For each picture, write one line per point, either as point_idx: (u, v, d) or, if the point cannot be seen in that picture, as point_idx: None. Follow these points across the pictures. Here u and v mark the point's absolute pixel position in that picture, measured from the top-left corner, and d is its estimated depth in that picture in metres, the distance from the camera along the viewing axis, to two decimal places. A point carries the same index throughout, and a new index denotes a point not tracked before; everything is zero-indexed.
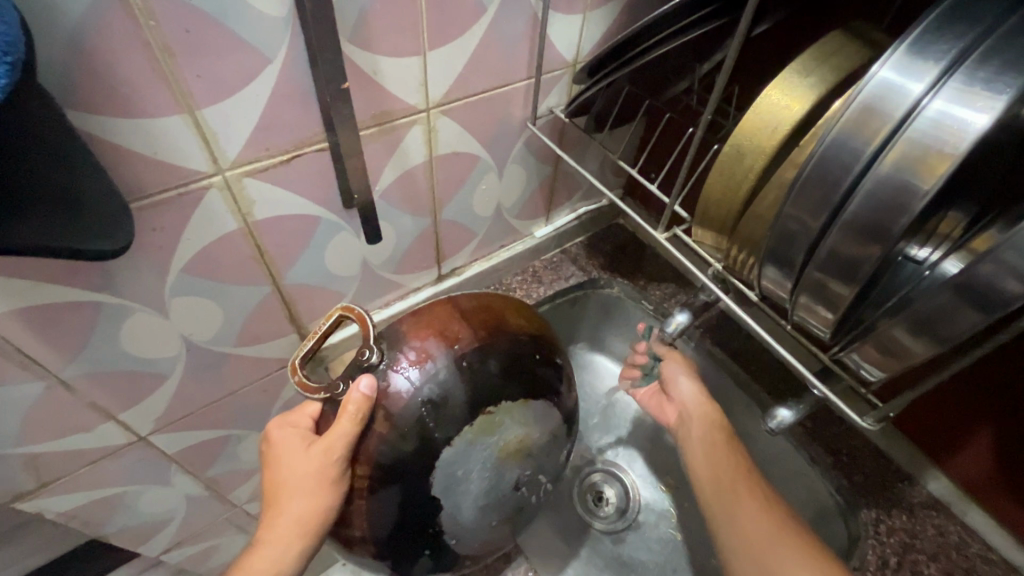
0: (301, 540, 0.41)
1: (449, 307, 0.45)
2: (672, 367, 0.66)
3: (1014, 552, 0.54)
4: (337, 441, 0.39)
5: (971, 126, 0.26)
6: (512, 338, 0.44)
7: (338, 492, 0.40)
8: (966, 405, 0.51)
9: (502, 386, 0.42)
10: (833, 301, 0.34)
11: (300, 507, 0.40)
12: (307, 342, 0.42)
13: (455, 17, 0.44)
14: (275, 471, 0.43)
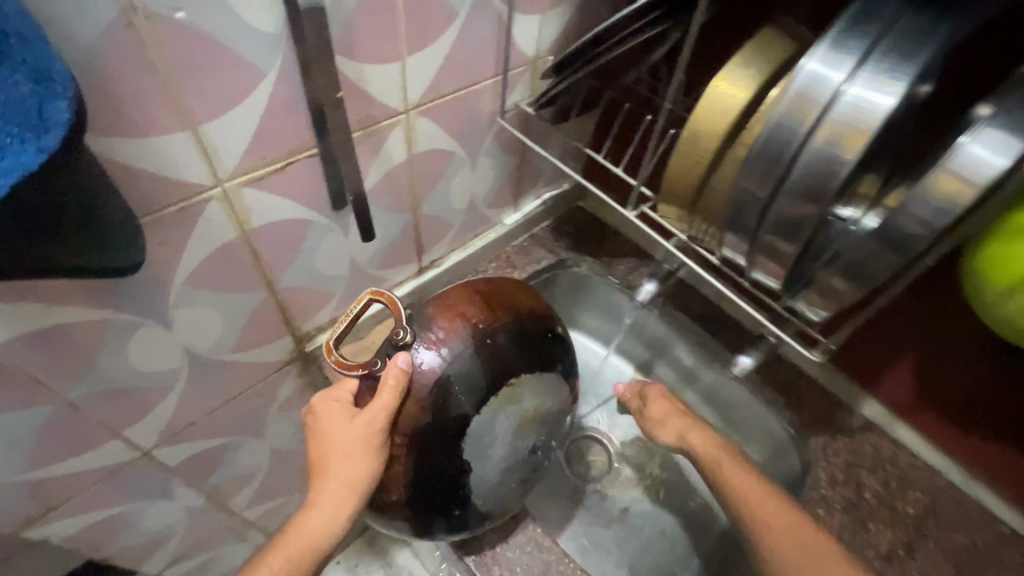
0: (345, 505, 0.46)
1: (468, 289, 0.49)
2: (647, 420, 0.66)
3: (933, 456, 0.65)
4: (377, 413, 0.44)
5: (880, 105, 0.33)
6: (525, 315, 0.49)
7: (380, 459, 0.45)
8: (890, 338, 0.60)
9: (514, 358, 0.47)
10: (782, 257, 0.40)
11: (345, 475, 0.45)
12: (340, 325, 0.46)
13: (430, 23, 0.47)
14: (319, 443, 0.47)
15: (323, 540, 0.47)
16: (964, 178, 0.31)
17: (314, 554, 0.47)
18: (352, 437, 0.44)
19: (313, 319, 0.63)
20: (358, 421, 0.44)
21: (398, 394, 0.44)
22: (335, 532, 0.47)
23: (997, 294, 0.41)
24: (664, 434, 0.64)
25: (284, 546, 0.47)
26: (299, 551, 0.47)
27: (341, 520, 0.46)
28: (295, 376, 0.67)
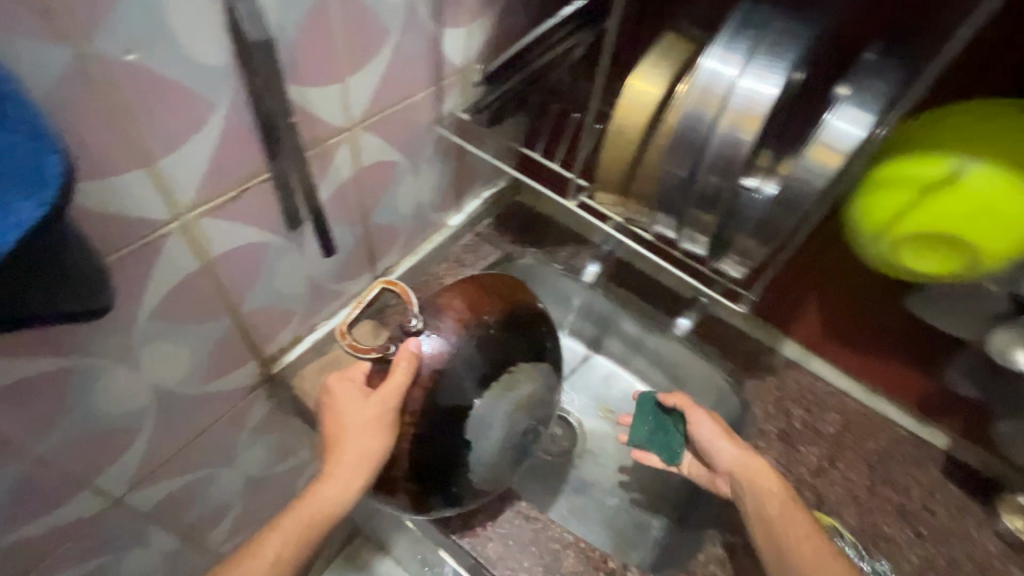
0: (355, 476, 0.51)
1: (476, 284, 0.58)
2: (706, 425, 0.64)
3: (843, 382, 0.76)
4: (390, 393, 0.50)
5: (766, 94, 0.39)
6: (523, 309, 0.58)
7: (390, 436, 0.51)
8: (797, 285, 0.71)
9: (512, 348, 0.55)
10: (704, 227, 0.46)
11: (358, 449, 0.50)
12: (353, 311, 0.52)
13: (367, 43, 0.50)
14: (334, 419, 0.53)
15: (331, 510, 0.52)
16: (834, 148, 0.38)
17: (321, 523, 0.52)
18: (367, 413, 0.50)
19: (275, 340, 0.63)
20: (373, 399, 0.51)
21: (411, 374, 0.51)
22: (343, 506, 0.52)
23: (869, 235, 0.50)
24: (721, 442, 0.62)
25: (292, 516, 0.52)
26: (307, 521, 0.52)
27: (351, 494, 0.51)
28: (263, 400, 0.67)
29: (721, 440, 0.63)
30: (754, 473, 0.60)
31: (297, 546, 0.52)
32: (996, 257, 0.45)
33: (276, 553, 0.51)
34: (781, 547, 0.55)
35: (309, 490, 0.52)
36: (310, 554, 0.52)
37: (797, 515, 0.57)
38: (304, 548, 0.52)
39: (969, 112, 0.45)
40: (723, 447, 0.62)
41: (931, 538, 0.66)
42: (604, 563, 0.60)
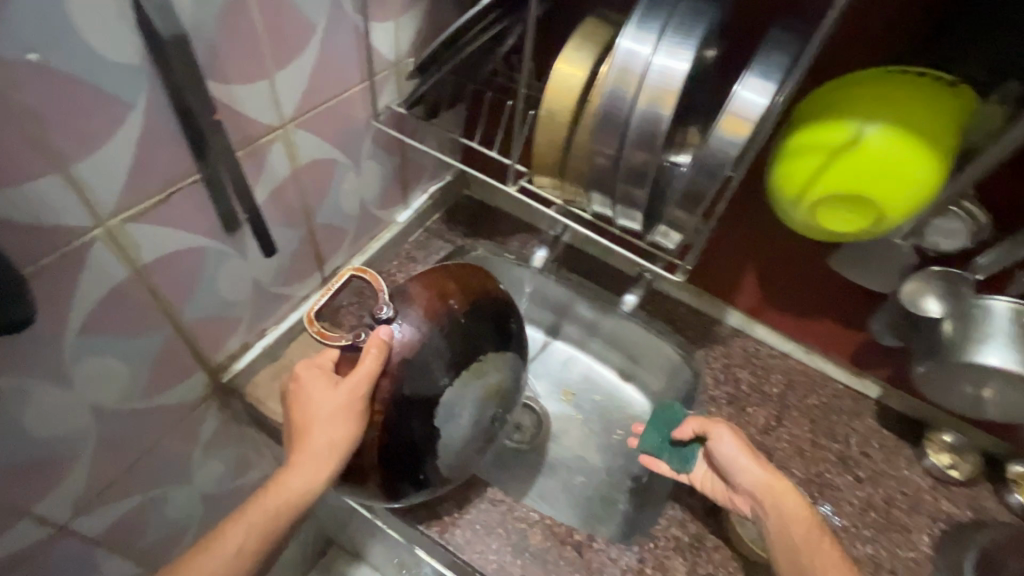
0: (322, 464, 0.51)
1: (442, 273, 0.59)
2: (730, 441, 0.59)
3: (785, 344, 0.81)
4: (359, 381, 0.50)
5: (678, 70, 0.41)
6: (492, 298, 0.60)
7: (358, 425, 0.52)
8: (733, 256, 0.74)
9: (481, 337, 0.57)
10: (634, 202, 0.49)
11: (327, 438, 0.51)
12: (321, 298, 0.53)
13: (291, 39, 0.49)
14: (303, 406, 0.53)
15: (298, 499, 0.52)
16: (743, 118, 0.40)
17: (286, 513, 0.52)
18: (335, 403, 0.50)
19: (223, 349, 0.62)
20: (341, 387, 0.51)
21: (379, 362, 0.51)
22: (310, 494, 0.52)
23: (790, 201, 0.53)
24: (749, 462, 0.57)
25: (257, 506, 0.52)
26: (272, 511, 0.52)
27: (319, 481, 0.51)
28: (214, 412, 0.65)
29: (747, 458, 0.58)
30: (786, 497, 0.55)
31: (262, 537, 0.51)
32: (899, 214, 0.50)
33: (240, 545, 0.51)
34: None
35: (277, 480, 0.52)
36: (273, 545, 0.52)
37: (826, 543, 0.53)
38: (268, 539, 0.52)
39: (868, 81, 0.48)
40: (749, 469, 0.57)
41: (871, 482, 0.70)
42: (570, 537, 0.61)
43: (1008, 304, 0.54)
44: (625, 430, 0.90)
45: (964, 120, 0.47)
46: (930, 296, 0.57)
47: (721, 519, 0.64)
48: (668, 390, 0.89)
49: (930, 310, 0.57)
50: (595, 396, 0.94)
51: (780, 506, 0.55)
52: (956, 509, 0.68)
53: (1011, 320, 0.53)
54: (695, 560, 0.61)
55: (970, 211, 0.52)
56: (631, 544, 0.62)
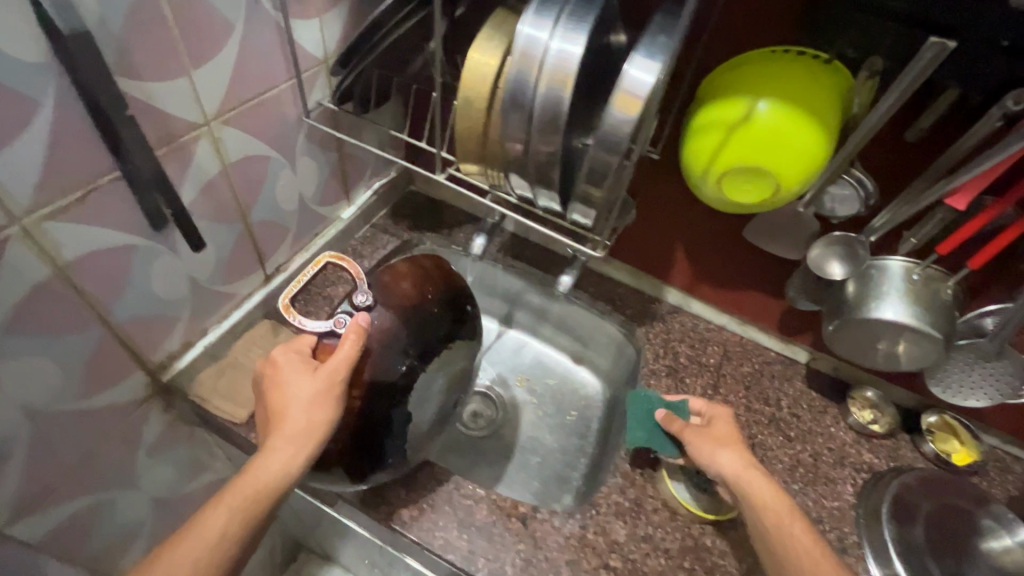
0: (298, 446, 0.53)
1: (414, 266, 0.68)
2: (704, 442, 0.62)
3: (719, 318, 0.85)
4: (340, 362, 0.56)
5: (574, 53, 0.44)
6: (450, 288, 0.70)
7: (336, 406, 0.56)
8: (664, 234, 0.79)
9: (442, 323, 0.68)
10: (548, 182, 0.52)
11: (304, 420, 0.54)
12: (292, 285, 0.59)
13: (208, 36, 0.50)
14: (278, 391, 0.56)
15: (275, 482, 0.52)
16: (634, 95, 0.43)
17: (263, 497, 0.51)
18: (315, 385, 0.55)
19: (162, 348, 0.62)
20: (321, 369, 0.56)
21: (358, 346, 0.57)
22: (283, 482, 0.53)
23: (699, 176, 0.57)
24: (722, 452, 0.61)
25: (231, 491, 0.51)
26: (248, 496, 0.51)
27: (293, 467, 0.53)
28: (158, 413, 0.65)
29: (721, 449, 0.61)
30: (754, 480, 0.58)
31: (239, 524, 0.50)
32: (792, 181, 0.53)
33: (220, 532, 0.50)
34: (777, 554, 0.53)
35: (251, 464, 0.53)
36: (252, 533, 0.51)
37: (800, 521, 0.55)
38: (247, 530, 0.51)
39: (757, 61, 0.53)
40: (724, 459, 0.60)
41: (799, 439, 0.75)
42: (515, 509, 0.64)
43: (901, 264, 0.59)
44: (578, 412, 0.93)
45: (841, 93, 0.51)
46: (833, 260, 0.61)
47: (660, 483, 0.67)
48: (615, 370, 0.92)
49: (834, 273, 0.61)
50: (549, 380, 0.97)
51: (752, 491, 0.57)
52: (876, 459, 0.74)
53: (902, 278, 0.58)
54: (635, 522, 0.64)
55: (858, 178, 0.56)
56: (575, 512, 0.65)
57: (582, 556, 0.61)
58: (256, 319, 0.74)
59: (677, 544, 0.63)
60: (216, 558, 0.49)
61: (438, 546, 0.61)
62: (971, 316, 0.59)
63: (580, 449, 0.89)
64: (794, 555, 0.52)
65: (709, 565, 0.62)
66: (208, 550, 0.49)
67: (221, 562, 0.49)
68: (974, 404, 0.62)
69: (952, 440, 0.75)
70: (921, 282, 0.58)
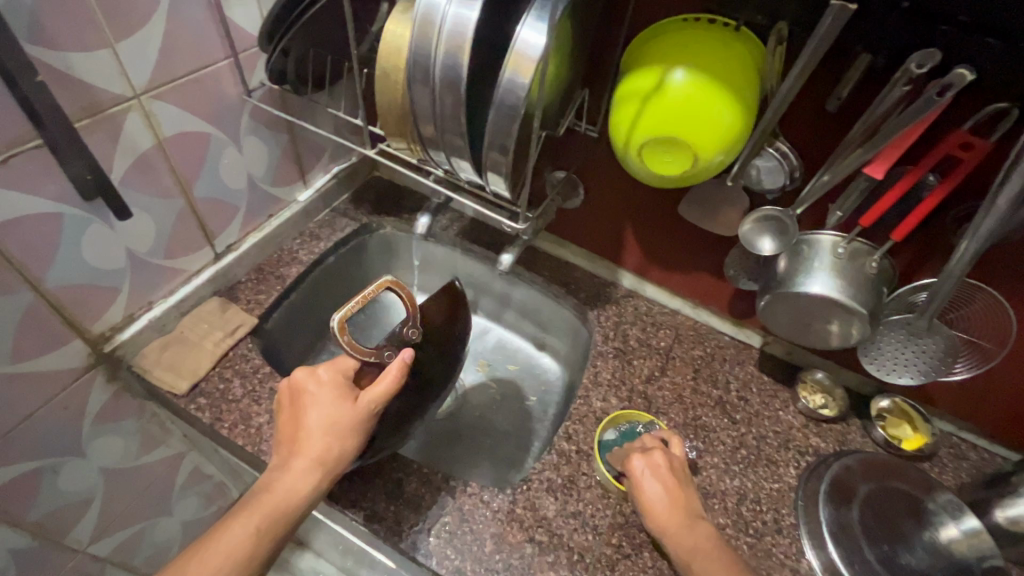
0: (322, 472, 0.55)
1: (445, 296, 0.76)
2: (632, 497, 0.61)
3: (673, 301, 0.85)
4: (378, 398, 0.58)
5: (470, 18, 0.45)
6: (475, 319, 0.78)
7: (362, 435, 0.58)
8: (611, 214, 0.79)
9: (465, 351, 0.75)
10: (459, 151, 0.52)
11: (325, 446, 0.55)
12: (354, 303, 0.57)
13: (131, 11, 0.52)
14: (310, 409, 0.56)
15: (294, 504, 0.53)
16: (525, 58, 0.44)
17: (285, 516, 0.52)
18: (344, 414, 0.56)
19: (102, 319, 0.64)
20: (361, 401, 0.57)
21: (399, 383, 0.59)
22: (301, 505, 0.53)
23: (621, 149, 0.56)
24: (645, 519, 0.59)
25: (257, 508, 0.52)
26: (273, 513, 0.52)
27: (311, 490, 0.54)
28: (102, 383, 0.67)
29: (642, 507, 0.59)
30: (676, 541, 0.56)
31: (264, 540, 0.52)
32: (708, 153, 0.52)
33: (243, 550, 0.51)
34: None
35: (272, 482, 0.53)
36: (273, 547, 0.53)
37: (720, 569, 0.53)
38: (267, 544, 0.52)
39: (673, 29, 0.53)
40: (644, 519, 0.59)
41: (745, 422, 0.74)
42: (444, 483, 0.65)
43: (830, 238, 0.58)
44: (537, 397, 0.93)
45: (754, 59, 0.51)
46: (764, 235, 0.60)
47: (594, 461, 0.67)
48: (573, 355, 0.91)
49: (763, 248, 0.60)
50: (510, 365, 0.97)
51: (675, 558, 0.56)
52: (823, 443, 0.72)
53: (829, 253, 0.58)
54: (565, 499, 0.64)
55: (783, 151, 0.56)
56: (506, 488, 0.65)
57: (508, 530, 0.61)
58: (202, 296, 0.76)
59: (606, 521, 0.63)
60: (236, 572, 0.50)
61: (363, 515, 0.62)
62: (904, 292, 0.58)
63: (535, 433, 0.89)
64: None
65: (638, 542, 0.61)
66: (232, 564, 0.50)
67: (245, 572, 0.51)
68: (906, 381, 0.62)
69: (904, 426, 0.74)
70: (847, 256, 0.57)
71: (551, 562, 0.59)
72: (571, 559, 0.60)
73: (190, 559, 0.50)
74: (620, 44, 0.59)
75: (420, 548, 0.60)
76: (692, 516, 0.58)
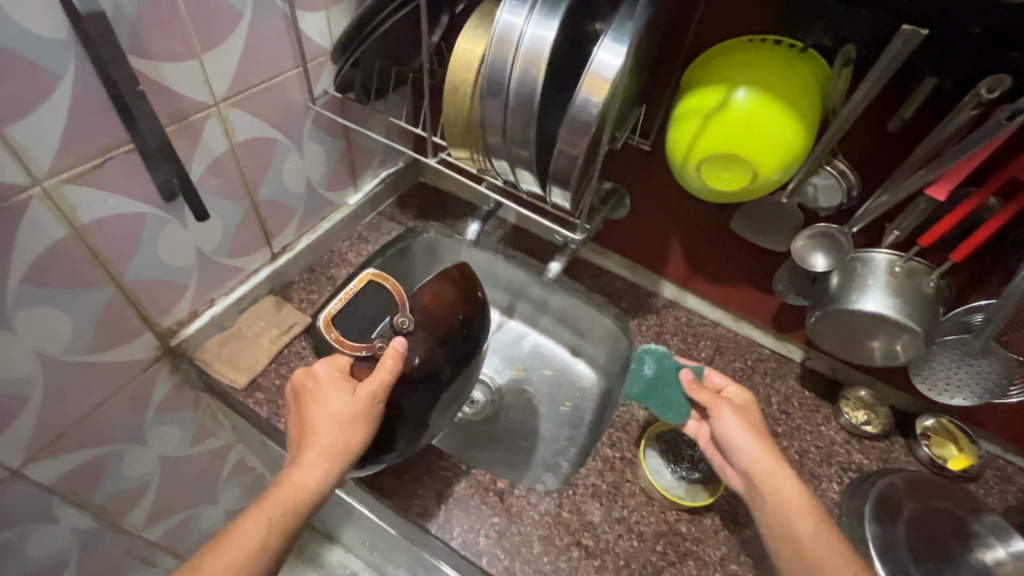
0: (332, 464, 0.55)
1: (450, 279, 0.69)
2: (731, 423, 0.59)
3: (714, 313, 0.85)
4: (378, 387, 0.58)
5: (546, 38, 0.47)
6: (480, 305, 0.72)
7: (369, 425, 0.58)
8: (657, 224, 0.80)
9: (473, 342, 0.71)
10: (525, 163, 0.54)
11: (330, 439, 0.55)
12: (335, 303, 0.59)
13: (218, 24, 0.55)
14: (313, 406, 0.57)
15: (306, 497, 0.54)
16: (601, 78, 0.45)
17: (294, 511, 0.54)
18: (347, 407, 0.56)
19: (170, 313, 0.67)
20: (360, 392, 0.57)
21: (395, 373, 0.59)
22: (312, 496, 0.54)
23: (679, 163, 0.57)
24: (749, 441, 0.58)
25: (267, 503, 0.53)
26: (282, 509, 0.53)
27: (322, 483, 0.55)
28: (166, 374, 0.70)
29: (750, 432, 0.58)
30: (782, 472, 0.55)
31: (274, 535, 0.53)
32: (769, 168, 0.52)
33: (257, 545, 0.52)
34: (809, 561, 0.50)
35: (283, 478, 0.54)
36: (285, 543, 0.54)
37: (824, 522, 0.53)
38: (281, 537, 0.53)
39: (735, 49, 0.54)
40: (746, 448, 0.57)
41: (787, 435, 0.74)
42: (493, 485, 0.66)
43: (886, 257, 0.58)
44: (572, 403, 0.94)
45: (817, 78, 0.52)
46: (817, 251, 0.60)
47: (638, 468, 0.68)
48: (610, 363, 0.92)
49: (818, 265, 0.60)
50: (546, 370, 0.98)
51: (774, 488, 0.54)
52: (866, 460, 0.72)
53: (884, 272, 0.58)
54: (610, 505, 0.65)
55: (841, 170, 0.57)
56: (552, 492, 0.67)
57: (555, 533, 0.63)
58: (259, 294, 0.79)
59: (651, 528, 0.64)
60: (251, 567, 0.52)
61: (415, 512, 0.64)
62: (959, 313, 0.58)
63: (571, 438, 0.90)
64: (810, 548, 0.51)
65: (682, 551, 0.62)
66: (244, 557, 0.51)
67: (256, 567, 0.52)
68: (958, 401, 0.63)
69: (948, 446, 0.73)
70: (904, 275, 0.57)
71: (597, 566, 0.61)
72: (617, 564, 0.61)
73: (205, 554, 0.52)
74: (679, 65, 0.61)
75: (470, 547, 0.62)
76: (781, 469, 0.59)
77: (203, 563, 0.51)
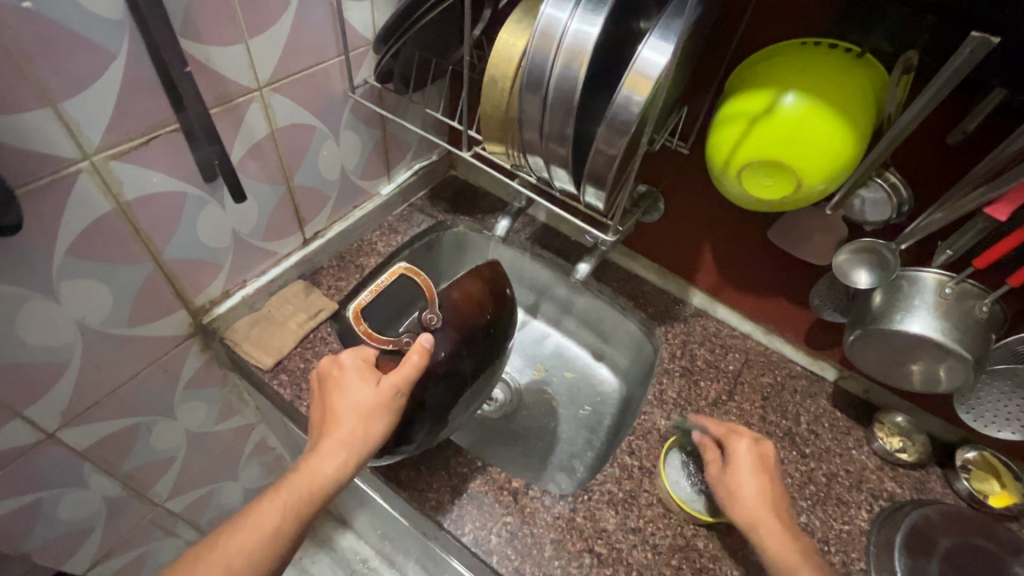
0: (352, 454, 0.55)
1: (480, 275, 0.68)
2: (722, 484, 0.59)
3: (744, 324, 0.83)
4: (402, 382, 0.57)
5: (591, 33, 0.46)
6: (507, 307, 0.72)
7: (390, 416, 0.57)
8: (690, 231, 0.78)
9: (498, 340, 0.71)
10: (562, 160, 0.52)
11: (350, 429, 0.56)
12: (364, 295, 0.57)
13: (266, 10, 0.56)
14: (336, 394, 0.57)
15: (325, 485, 0.54)
16: (645, 76, 0.44)
17: (311, 498, 0.54)
18: (371, 398, 0.56)
19: (204, 292, 0.69)
20: (384, 384, 0.56)
21: (421, 370, 0.58)
22: (331, 484, 0.54)
23: (719, 169, 0.55)
24: (740, 500, 0.57)
25: (287, 487, 0.54)
26: (300, 495, 0.54)
27: (342, 471, 0.55)
28: (197, 351, 0.72)
29: (741, 486, 0.57)
30: (770, 533, 0.54)
31: (290, 520, 0.53)
32: (814, 177, 0.50)
33: (274, 527, 0.53)
34: None
35: (304, 464, 0.55)
36: (301, 528, 0.55)
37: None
38: (298, 522, 0.54)
39: (790, 52, 0.52)
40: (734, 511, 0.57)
41: (815, 457, 0.71)
42: (507, 483, 0.66)
43: (934, 277, 0.55)
44: (592, 406, 0.93)
45: (874, 85, 0.49)
46: (859, 267, 0.58)
47: (657, 479, 0.66)
48: (632, 368, 0.90)
49: (859, 281, 0.58)
50: (567, 372, 0.97)
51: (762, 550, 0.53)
52: (899, 489, 0.69)
53: (933, 292, 0.55)
54: (626, 513, 0.64)
55: (892, 183, 0.54)
56: (567, 495, 0.66)
57: (567, 537, 0.62)
58: (289, 278, 0.80)
59: (666, 541, 0.62)
60: (267, 549, 0.52)
61: (428, 505, 0.64)
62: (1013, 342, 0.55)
63: (588, 442, 0.89)
64: None
65: (698, 567, 0.60)
66: (262, 539, 0.52)
67: (272, 550, 0.53)
68: (1006, 435, 0.59)
69: (991, 481, 0.69)
70: (954, 297, 0.54)
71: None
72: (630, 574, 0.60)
73: (223, 531, 0.53)
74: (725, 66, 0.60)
75: (481, 544, 0.61)
76: (787, 513, 0.57)
77: (221, 540, 0.52)
